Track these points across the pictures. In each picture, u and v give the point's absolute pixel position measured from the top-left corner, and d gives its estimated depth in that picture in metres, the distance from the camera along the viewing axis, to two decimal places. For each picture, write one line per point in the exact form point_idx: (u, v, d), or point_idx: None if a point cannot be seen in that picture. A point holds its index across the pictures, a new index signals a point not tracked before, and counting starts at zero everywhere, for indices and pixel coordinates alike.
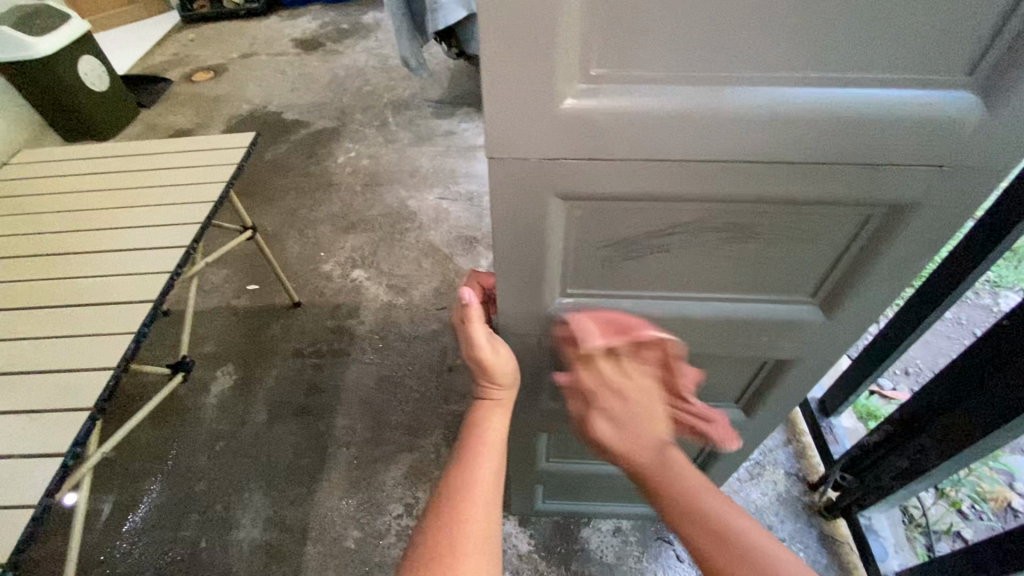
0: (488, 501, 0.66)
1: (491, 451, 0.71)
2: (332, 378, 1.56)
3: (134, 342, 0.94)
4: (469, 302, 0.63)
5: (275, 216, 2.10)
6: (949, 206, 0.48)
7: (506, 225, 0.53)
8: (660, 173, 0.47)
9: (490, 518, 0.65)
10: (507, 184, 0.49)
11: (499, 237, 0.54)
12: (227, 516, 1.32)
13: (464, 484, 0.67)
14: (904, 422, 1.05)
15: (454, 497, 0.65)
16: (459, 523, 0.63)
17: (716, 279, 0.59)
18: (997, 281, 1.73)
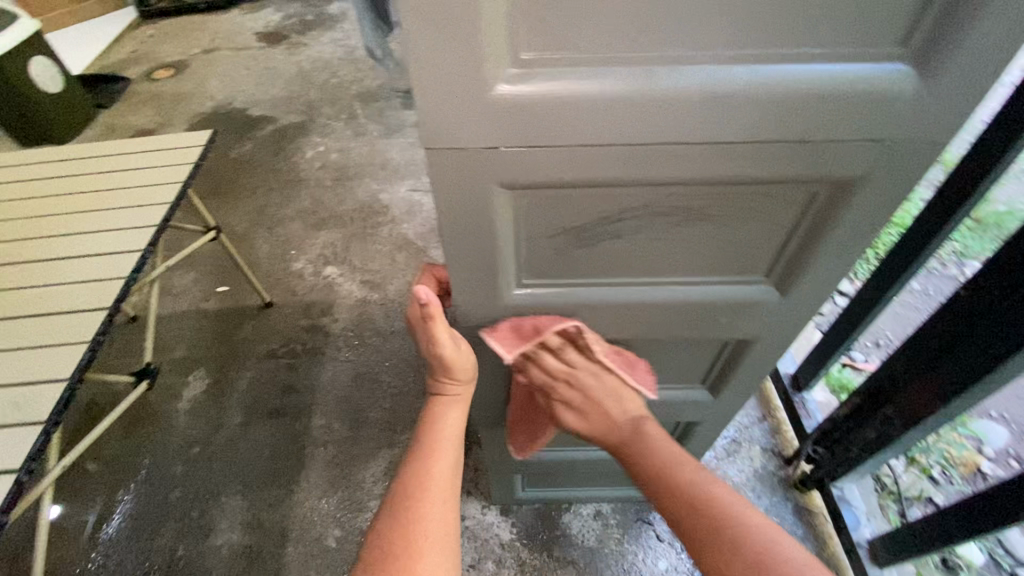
0: (443, 499, 0.70)
1: (445, 448, 0.74)
2: (307, 378, 1.54)
3: (91, 352, 0.91)
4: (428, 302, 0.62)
5: (243, 216, 2.05)
6: (892, 180, 0.48)
7: (452, 217, 0.51)
8: (603, 159, 0.46)
9: (444, 513, 0.69)
10: (447, 175, 0.47)
11: (446, 229, 0.53)
12: (204, 522, 1.30)
13: (419, 484, 0.70)
14: (870, 394, 1.07)
15: (410, 496, 0.69)
16: (415, 521, 0.67)
17: (671, 262, 0.59)
18: (963, 251, 1.77)
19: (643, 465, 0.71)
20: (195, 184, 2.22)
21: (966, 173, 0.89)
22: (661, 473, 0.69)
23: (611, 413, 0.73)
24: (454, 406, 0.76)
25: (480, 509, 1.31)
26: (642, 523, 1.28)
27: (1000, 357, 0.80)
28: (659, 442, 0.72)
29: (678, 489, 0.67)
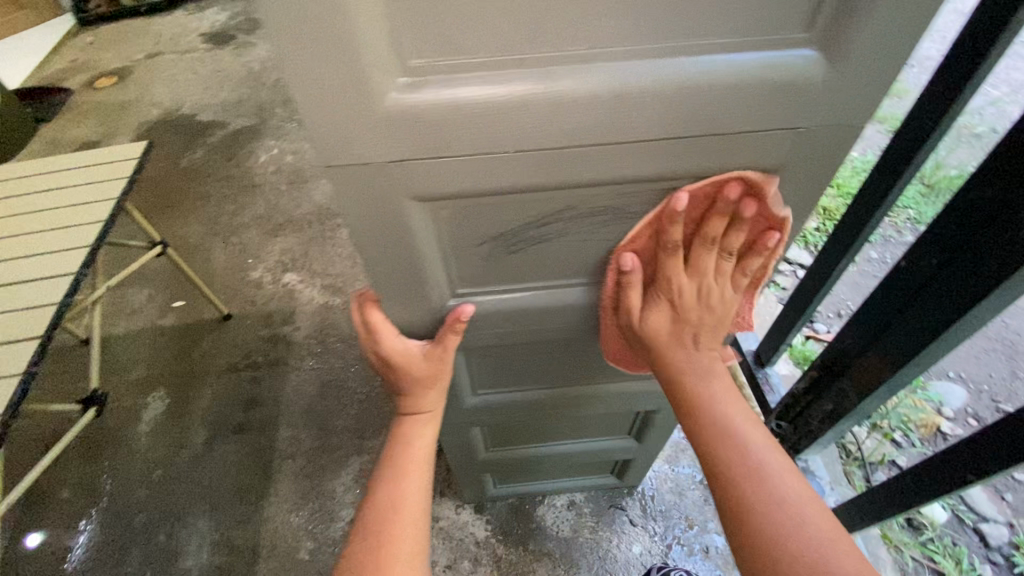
0: (416, 521, 0.64)
1: (414, 468, 0.67)
2: (271, 390, 1.51)
3: (24, 385, 0.87)
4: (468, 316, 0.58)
5: (196, 226, 1.98)
6: (812, 166, 0.47)
7: (366, 231, 0.49)
8: (514, 165, 0.44)
9: (418, 536, 0.64)
10: (353, 190, 0.45)
11: (362, 244, 0.50)
12: (171, 545, 1.27)
13: (390, 508, 0.64)
14: (826, 367, 1.08)
15: (380, 522, 0.63)
16: (388, 547, 0.61)
17: (603, 261, 0.57)
18: (917, 218, 1.80)
19: (701, 410, 0.62)
20: (144, 196, 2.13)
21: (905, 146, 0.90)
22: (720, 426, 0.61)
23: (703, 334, 0.61)
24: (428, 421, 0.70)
25: (454, 509, 1.31)
26: (615, 510, 1.29)
27: (946, 327, 0.81)
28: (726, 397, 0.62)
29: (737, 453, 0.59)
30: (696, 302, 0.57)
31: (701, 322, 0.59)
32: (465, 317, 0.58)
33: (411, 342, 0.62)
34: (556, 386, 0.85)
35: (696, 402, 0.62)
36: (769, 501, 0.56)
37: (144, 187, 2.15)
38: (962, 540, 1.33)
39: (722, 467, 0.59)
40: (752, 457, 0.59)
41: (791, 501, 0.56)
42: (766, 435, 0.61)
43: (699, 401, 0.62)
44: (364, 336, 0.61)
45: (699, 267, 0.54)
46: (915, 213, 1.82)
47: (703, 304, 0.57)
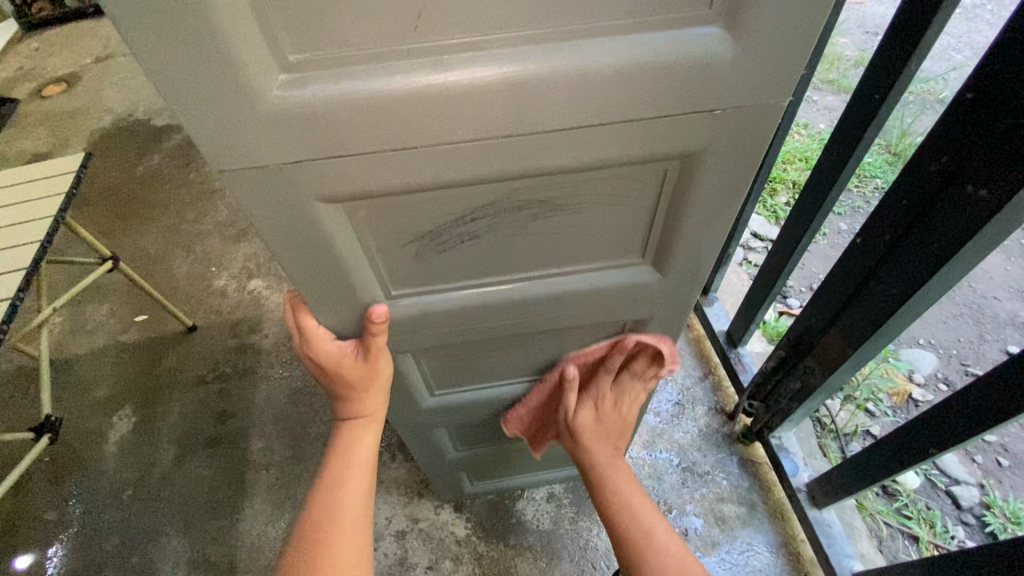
0: (356, 527, 0.66)
1: (354, 473, 0.68)
2: (241, 400, 1.48)
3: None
4: (383, 319, 0.56)
5: (157, 236, 1.92)
6: (738, 149, 0.45)
7: (280, 239, 0.47)
8: (421, 162, 0.41)
9: (357, 541, 0.65)
10: (254, 196, 0.42)
11: (279, 252, 0.48)
12: (144, 566, 1.24)
13: (328, 515, 0.65)
14: (792, 345, 1.08)
15: (317, 530, 0.64)
16: (326, 552, 0.63)
17: (540, 254, 0.55)
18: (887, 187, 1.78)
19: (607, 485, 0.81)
20: (99, 207, 2.06)
21: (856, 119, 0.89)
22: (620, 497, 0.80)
23: (617, 429, 0.83)
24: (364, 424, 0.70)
25: (433, 509, 1.30)
26: None
27: (902, 301, 0.81)
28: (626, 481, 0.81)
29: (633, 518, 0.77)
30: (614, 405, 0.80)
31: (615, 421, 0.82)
32: (382, 318, 0.56)
33: (343, 344, 0.60)
34: (518, 383, 0.83)
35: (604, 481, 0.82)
36: (654, 554, 0.73)
37: (100, 198, 2.08)
38: (936, 504, 1.35)
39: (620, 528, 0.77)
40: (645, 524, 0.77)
41: (672, 555, 0.73)
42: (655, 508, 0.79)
43: (608, 482, 0.81)
44: (296, 337, 0.59)
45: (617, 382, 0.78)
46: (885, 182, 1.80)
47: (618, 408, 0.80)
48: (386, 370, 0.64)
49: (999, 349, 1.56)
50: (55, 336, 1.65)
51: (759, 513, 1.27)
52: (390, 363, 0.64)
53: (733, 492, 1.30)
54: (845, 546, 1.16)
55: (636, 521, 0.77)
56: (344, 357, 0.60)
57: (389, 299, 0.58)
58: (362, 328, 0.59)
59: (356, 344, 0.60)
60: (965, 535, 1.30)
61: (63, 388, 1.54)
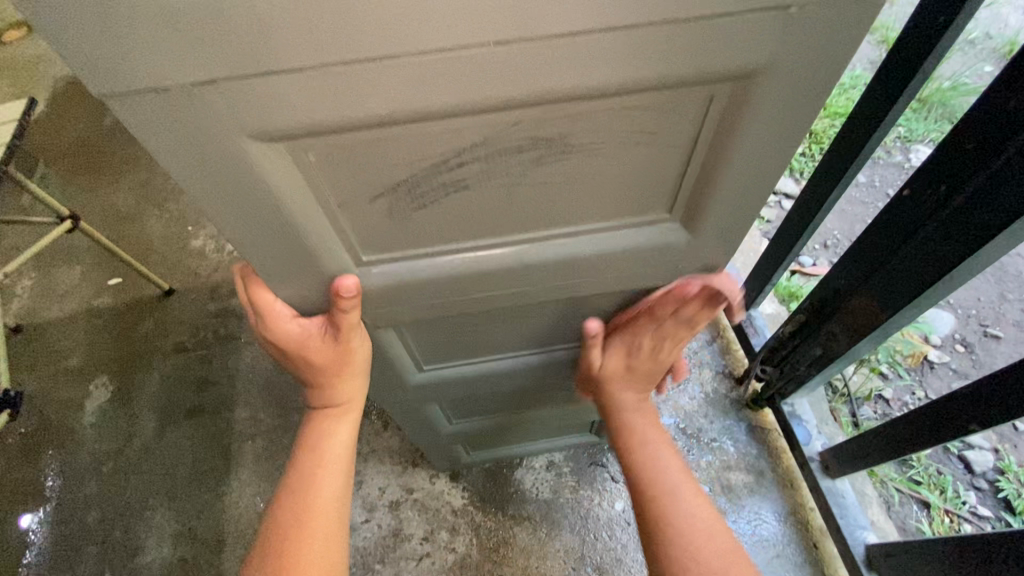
0: (328, 533, 0.64)
1: (327, 470, 0.66)
2: (224, 368, 1.40)
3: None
4: (352, 293, 0.47)
5: (128, 193, 1.79)
6: (809, 65, 0.34)
7: (211, 192, 0.36)
8: (387, 80, 0.30)
9: (329, 547, 0.64)
10: (163, 133, 0.31)
11: (211, 207, 0.37)
12: (129, 540, 1.19)
13: (298, 519, 0.63)
14: (814, 309, 0.99)
15: (287, 534, 0.63)
16: (294, 557, 0.62)
17: (546, 209, 0.45)
18: (908, 136, 1.66)
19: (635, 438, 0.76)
20: (64, 162, 1.91)
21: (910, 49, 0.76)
22: (647, 453, 0.75)
23: (648, 376, 0.73)
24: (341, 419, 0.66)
25: (429, 479, 1.24)
26: (596, 467, 1.24)
27: (955, 262, 0.71)
28: (651, 433, 0.77)
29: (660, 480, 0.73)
30: (648, 354, 0.68)
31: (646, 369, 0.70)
32: (351, 291, 0.47)
33: (309, 322, 0.52)
34: (516, 356, 0.74)
35: (628, 433, 0.77)
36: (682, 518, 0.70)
37: (65, 153, 1.92)
38: (947, 468, 1.31)
39: (643, 490, 0.74)
40: (670, 484, 0.73)
41: (700, 523, 0.70)
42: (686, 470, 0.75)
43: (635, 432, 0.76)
44: (250, 313, 0.51)
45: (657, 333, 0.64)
46: (904, 130, 1.68)
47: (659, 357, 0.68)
48: (361, 352, 0.57)
49: (1020, 310, 1.49)
50: (24, 302, 1.55)
51: (767, 481, 1.22)
52: (365, 343, 0.57)
53: (742, 460, 1.24)
54: (858, 517, 1.12)
55: (659, 482, 0.73)
56: (310, 339, 0.53)
57: (361, 267, 0.48)
58: (328, 303, 0.50)
59: (320, 318, 0.52)
60: (977, 501, 1.26)
61: (35, 356, 1.45)
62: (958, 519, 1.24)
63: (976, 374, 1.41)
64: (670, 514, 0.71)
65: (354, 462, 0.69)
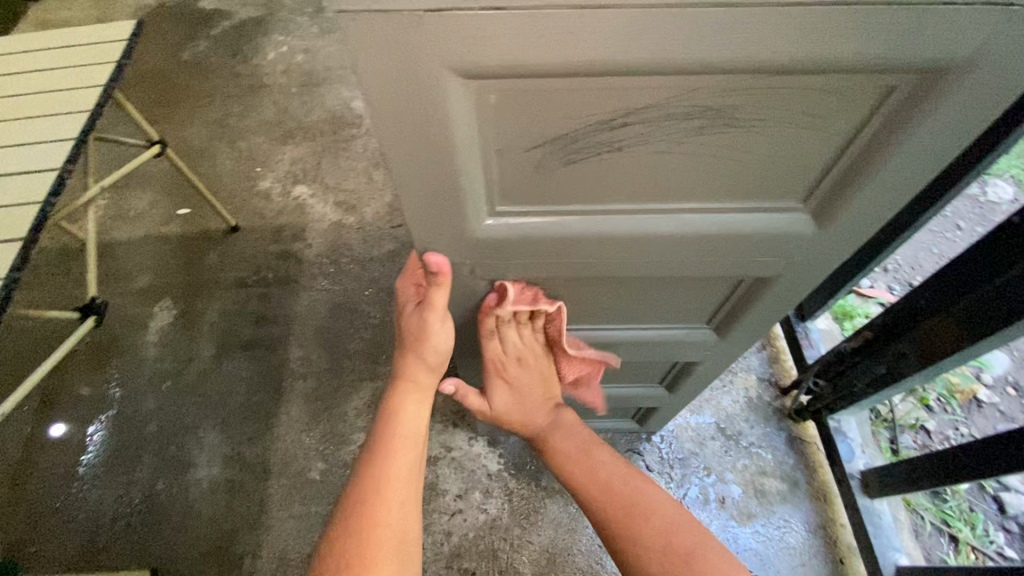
0: (402, 503, 0.68)
1: (404, 447, 0.71)
2: (282, 308, 1.45)
3: (12, 275, 0.77)
4: (441, 267, 0.53)
5: (201, 128, 1.84)
6: (1010, 68, 0.35)
7: (393, 127, 0.38)
8: (612, 33, 0.32)
9: (404, 518, 0.67)
10: (398, 52, 0.33)
11: (385, 138, 0.39)
12: (182, 456, 1.25)
13: (378, 487, 0.67)
14: (885, 328, 0.99)
15: (367, 502, 0.66)
16: (370, 523, 0.65)
17: (693, 181, 0.46)
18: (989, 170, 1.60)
19: (561, 447, 0.84)
20: (141, 91, 1.96)
21: None
22: (574, 456, 0.82)
23: (536, 396, 0.83)
24: (414, 399, 0.74)
25: (467, 441, 1.28)
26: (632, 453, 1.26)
27: None
28: (573, 433, 0.84)
29: (593, 475, 0.80)
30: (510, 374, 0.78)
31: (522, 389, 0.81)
32: (440, 267, 0.53)
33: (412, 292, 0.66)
34: (596, 328, 0.76)
35: (552, 445, 0.85)
36: (621, 507, 0.76)
37: (144, 82, 1.98)
38: (980, 506, 1.28)
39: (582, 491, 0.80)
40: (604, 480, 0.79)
41: (640, 506, 0.75)
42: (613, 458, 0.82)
43: (559, 445, 0.84)
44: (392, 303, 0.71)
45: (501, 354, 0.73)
46: None
47: (522, 368, 0.77)
48: (438, 336, 0.68)
49: None
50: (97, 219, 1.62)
51: (801, 493, 1.22)
52: (445, 328, 0.67)
53: (778, 468, 1.25)
54: (892, 539, 1.12)
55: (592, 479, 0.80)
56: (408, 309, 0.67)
57: (487, 219, 0.49)
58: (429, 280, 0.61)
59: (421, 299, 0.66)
60: (1004, 542, 1.24)
61: (105, 273, 1.52)
62: (983, 557, 1.23)
63: None
64: (613, 505, 0.76)
65: (426, 445, 0.74)
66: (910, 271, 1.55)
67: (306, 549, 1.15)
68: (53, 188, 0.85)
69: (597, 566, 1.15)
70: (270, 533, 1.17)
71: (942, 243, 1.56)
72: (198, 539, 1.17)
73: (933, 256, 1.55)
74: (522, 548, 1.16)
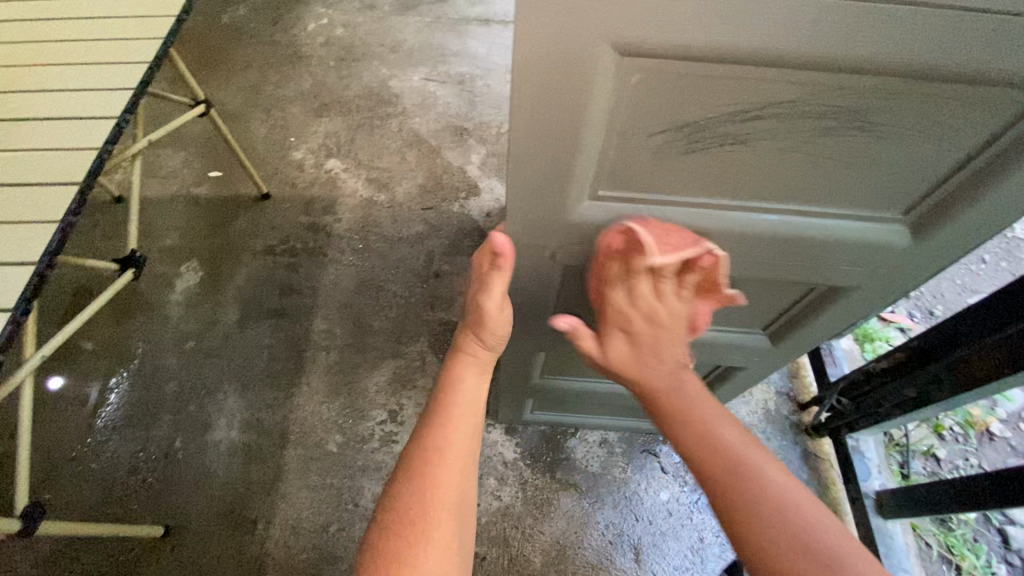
0: (460, 467, 0.67)
1: (461, 414, 0.70)
2: (308, 279, 1.45)
3: (68, 218, 0.77)
4: (503, 247, 0.56)
5: (236, 92, 1.83)
6: None
7: (541, 98, 0.41)
8: (787, 32, 0.36)
9: (461, 482, 0.67)
10: (567, 23, 0.36)
11: (528, 109, 0.42)
12: (201, 417, 1.26)
13: (438, 450, 0.67)
14: (920, 351, 0.99)
15: (426, 463, 0.65)
16: (433, 485, 0.64)
17: (803, 179, 0.50)
18: None
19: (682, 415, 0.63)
20: (178, 50, 1.94)
21: None
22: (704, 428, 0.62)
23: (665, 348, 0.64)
24: (474, 370, 0.74)
25: (485, 427, 1.28)
26: (647, 455, 1.26)
27: None
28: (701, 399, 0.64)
29: (726, 456, 0.59)
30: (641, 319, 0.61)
31: (653, 343, 0.63)
32: (503, 248, 0.56)
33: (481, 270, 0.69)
34: None
35: (673, 409, 0.64)
36: (767, 506, 0.56)
37: (181, 42, 1.96)
38: (984, 537, 1.28)
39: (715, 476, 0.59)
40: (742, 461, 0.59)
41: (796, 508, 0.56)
42: (750, 440, 0.61)
43: (682, 407, 0.64)
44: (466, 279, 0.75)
45: (634, 297, 0.60)
46: None
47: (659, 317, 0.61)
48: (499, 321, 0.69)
49: None
50: None
51: None
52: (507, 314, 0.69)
53: None
54: (902, 561, 1.13)
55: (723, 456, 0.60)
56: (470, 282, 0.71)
57: (588, 201, 0.53)
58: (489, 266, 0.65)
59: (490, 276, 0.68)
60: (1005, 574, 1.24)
61: None
62: None
63: None
64: (756, 495, 0.56)
65: (483, 414, 0.73)
66: (932, 299, 1.55)
67: (319, 519, 1.15)
68: (110, 136, 0.84)
69: (607, 562, 1.15)
70: (284, 501, 1.17)
71: (965, 275, 1.57)
72: (213, 501, 1.16)
73: (956, 287, 1.55)
74: (533, 538, 1.17)
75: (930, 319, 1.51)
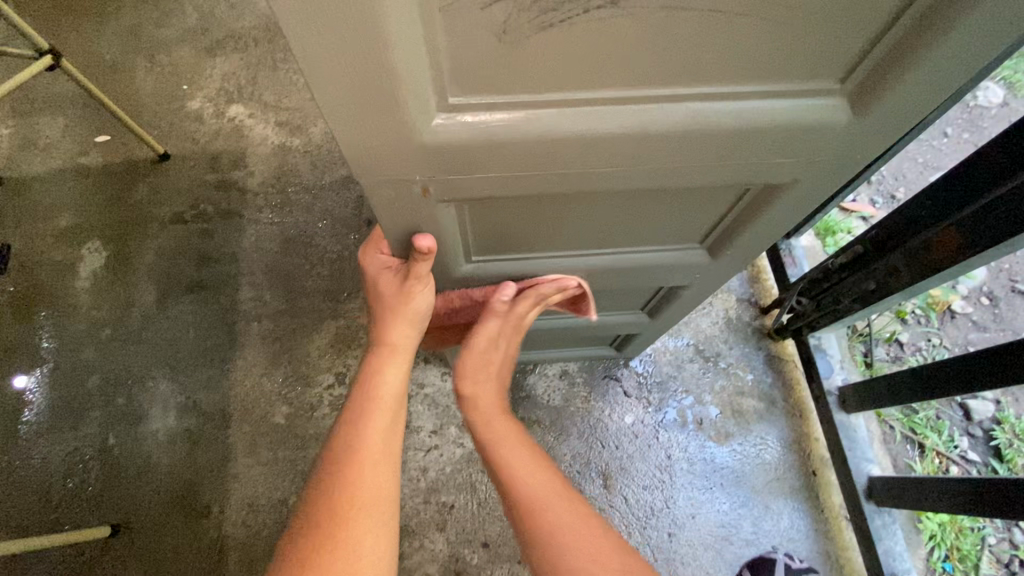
0: (379, 462, 0.61)
1: (378, 408, 0.63)
2: (227, 244, 1.31)
3: None
4: (429, 248, 0.56)
5: (112, 38, 1.58)
6: None
7: None
8: None
9: (379, 477, 0.60)
10: None
11: None
12: (132, 408, 1.17)
13: (350, 446, 0.60)
14: (878, 240, 0.92)
15: (339, 463, 0.59)
16: (342, 487, 0.58)
17: (711, 53, 0.39)
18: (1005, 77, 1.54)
19: (491, 427, 0.78)
20: None
21: None
22: (500, 438, 0.76)
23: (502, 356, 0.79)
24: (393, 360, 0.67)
25: (440, 376, 1.22)
26: (608, 380, 1.23)
27: None
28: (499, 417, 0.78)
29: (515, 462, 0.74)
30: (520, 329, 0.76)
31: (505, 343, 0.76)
32: (427, 248, 0.56)
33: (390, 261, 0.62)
34: (578, 249, 0.70)
35: (484, 422, 0.78)
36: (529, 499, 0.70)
37: None
38: (946, 414, 1.28)
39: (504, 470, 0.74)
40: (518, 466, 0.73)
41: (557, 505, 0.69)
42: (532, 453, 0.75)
43: (491, 423, 0.78)
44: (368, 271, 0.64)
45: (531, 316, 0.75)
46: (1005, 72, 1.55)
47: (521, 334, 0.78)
48: (419, 297, 0.64)
49: None
50: (2, 152, 1.41)
51: (778, 410, 1.22)
52: (427, 291, 0.64)
53: (756, 387, 1.23)
54: (865, 451, 1.14)
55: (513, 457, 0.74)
56: (385, 270, 0.62)
57: (440, 113, 0.42)
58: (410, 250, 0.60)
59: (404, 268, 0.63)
60: (968, 446, 1.25)
61: (19, 213, 1.34)
62: (947, 461, 1.23)
63: (995, 327, 1.38)
64: (526, 487, 0.71)
65: (406, 408, 0.67)
66: (895, 183, 1.48)
67: (277, 494, 1.10)
68: None
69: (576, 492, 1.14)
70: (236, 481, 1.11)
71: (929, 152, 1.49)
72: (160, 492, 1.11)
73: (918, 166, 1.48)
74: None
75: (892, 203, 1.45)
